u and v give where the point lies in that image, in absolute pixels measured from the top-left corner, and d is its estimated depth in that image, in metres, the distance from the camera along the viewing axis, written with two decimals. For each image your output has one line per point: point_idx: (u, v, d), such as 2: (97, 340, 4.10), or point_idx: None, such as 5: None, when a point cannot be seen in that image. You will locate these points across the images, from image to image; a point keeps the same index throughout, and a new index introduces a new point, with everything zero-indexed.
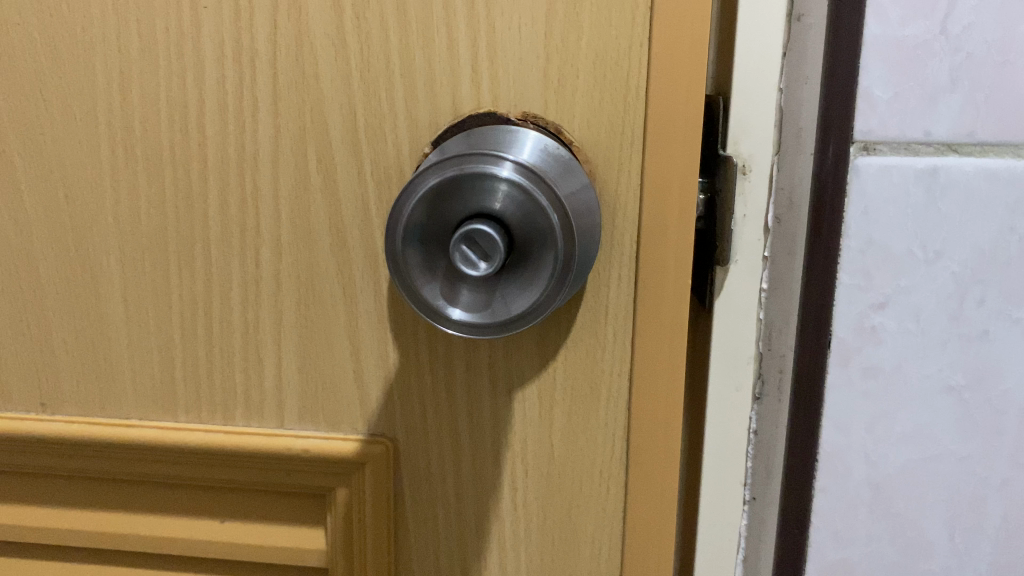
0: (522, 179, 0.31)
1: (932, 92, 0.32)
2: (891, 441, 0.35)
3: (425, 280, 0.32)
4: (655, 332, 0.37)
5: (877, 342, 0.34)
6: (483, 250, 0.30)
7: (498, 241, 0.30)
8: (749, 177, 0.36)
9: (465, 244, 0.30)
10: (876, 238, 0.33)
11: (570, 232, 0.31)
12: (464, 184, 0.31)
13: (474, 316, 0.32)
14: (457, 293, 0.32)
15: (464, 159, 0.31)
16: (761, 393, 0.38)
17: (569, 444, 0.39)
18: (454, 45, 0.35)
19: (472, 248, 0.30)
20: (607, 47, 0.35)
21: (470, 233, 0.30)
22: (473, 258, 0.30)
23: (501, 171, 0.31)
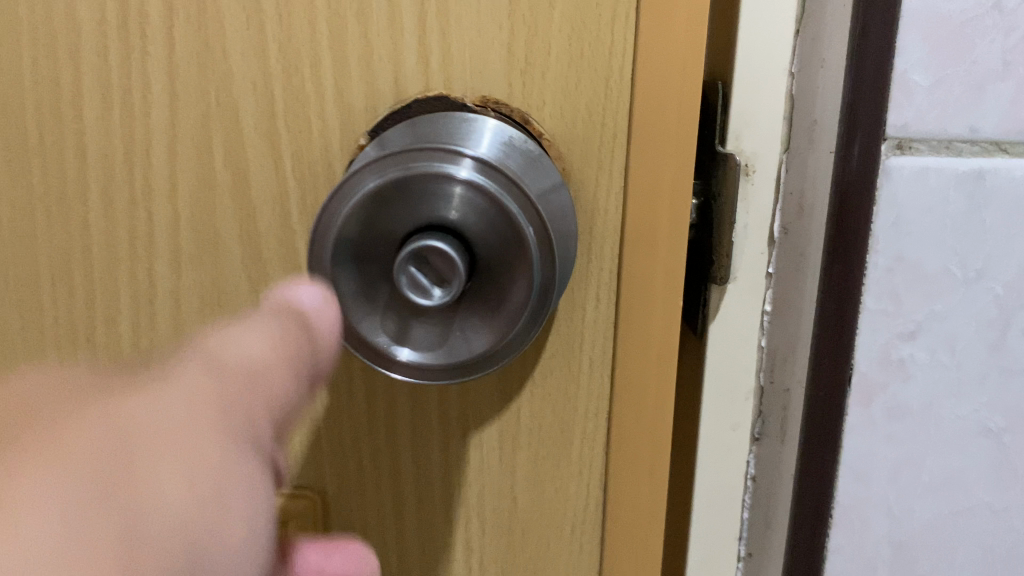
0: (486, 180, 0.25)
1: (979, 78, 0.26)
2: (917, 493, 0.30)
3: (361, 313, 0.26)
4: (639, 364, 0.31)
5: (905, 378, 0.29)
6: (438, 272, 0.24)
7: (458, 260, 0.24)
8: (752, 179, 0.30)
9: (414, 265, 0.24)
10: (907, 254, 0.28)
11: (550, 247, 0.25)
12: (410, 187, 0.24)
13: (427, 355, 0.26)
14: (407, 327, 0.26)
15: (410, 154, 0.25)
16: (760, 433, 0.32)
17: (536, 495, 0.33)
18: (396, 9, 0.28)
19: (422, 271, 0.24)
20: (587, 17, 0.28)
21: (419, 251, 0.23)
22: (425, 284, 0.24)
23: (460, 169, 0.25)
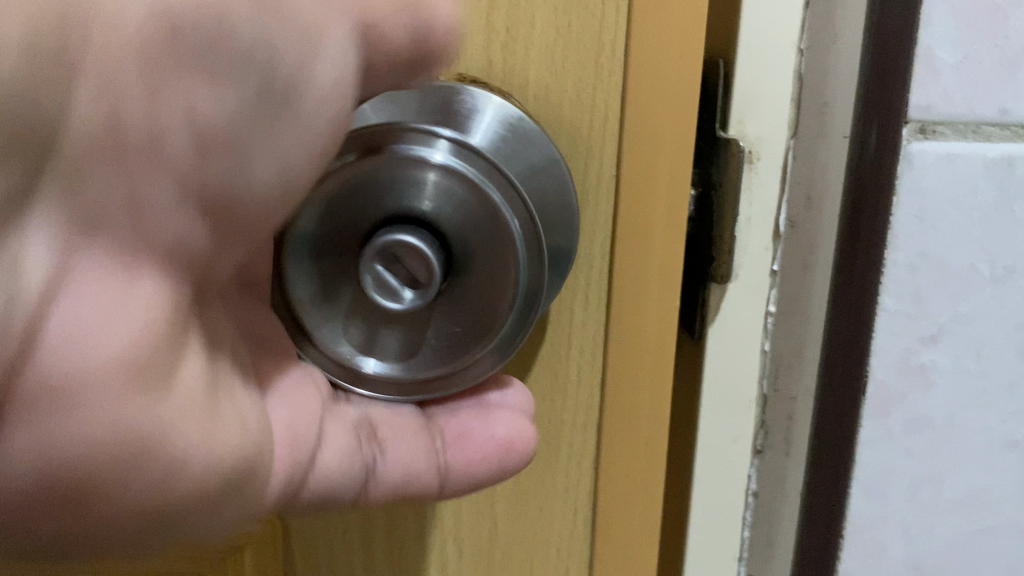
0: (465, 165, 0.22)
1: (1012, 55, 0.24)
2: (937, 512, 0.27)
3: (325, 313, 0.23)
4: (633, 371, 0.28)
5: (927, 386, 0.26)
6: (409, 272, 0.22)
7: (429, 257, 0.22)
8: (756, 167, 0.27)
9: (382, 263, 0.22)
10: (932, 251, 0.25)
11: (536, 247, 0.22)
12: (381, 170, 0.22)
13: (397, 367, 0.23)
14: (375, 333, 0.23)
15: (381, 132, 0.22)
16: (763, 446, 0.30)
17: (518, 514, 0.30)
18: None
19: (392, 271, 0.22)
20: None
21: (387, 248, 0.22)
22: (394, 285, 0.22)
23: (435, 152, 0.22)
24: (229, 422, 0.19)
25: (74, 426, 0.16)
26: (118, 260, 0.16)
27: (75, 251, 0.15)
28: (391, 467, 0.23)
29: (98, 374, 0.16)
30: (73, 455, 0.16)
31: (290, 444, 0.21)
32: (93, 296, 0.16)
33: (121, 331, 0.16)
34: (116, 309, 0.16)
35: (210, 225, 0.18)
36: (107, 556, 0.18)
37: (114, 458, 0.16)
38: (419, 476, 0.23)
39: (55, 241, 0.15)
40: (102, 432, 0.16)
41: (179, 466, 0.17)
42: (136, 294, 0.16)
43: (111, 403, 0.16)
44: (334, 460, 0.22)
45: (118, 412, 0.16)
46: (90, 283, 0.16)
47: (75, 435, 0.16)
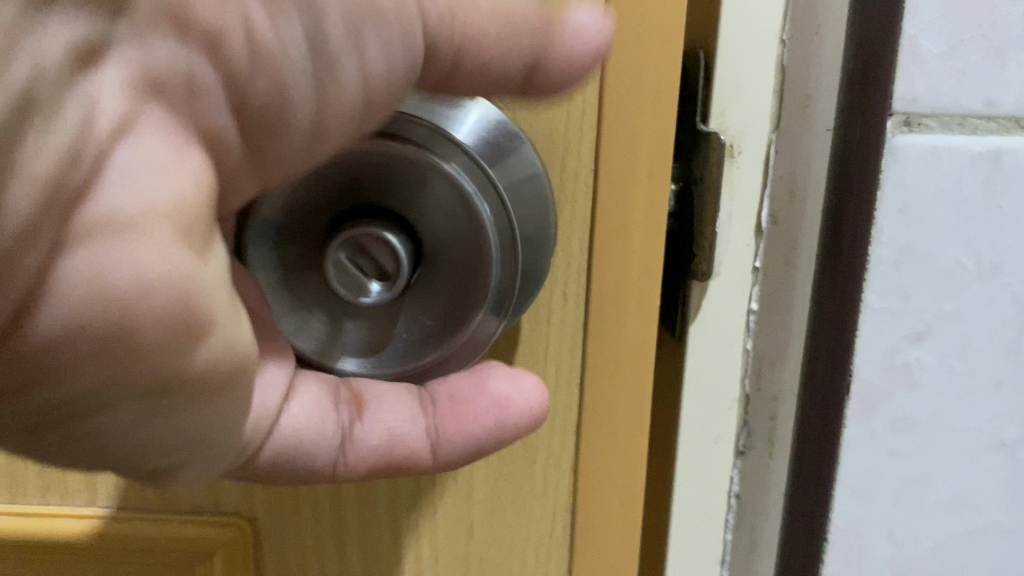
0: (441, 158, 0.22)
1: (999, 46, 0.23)
2: (923, 515, 0.27)
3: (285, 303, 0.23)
4: (613, 370, 0.27)
5: (911, 385, 0.25)
6: (378, 264, 0.22)
7: (399, 248, 0.22)
8: (737, 160, 0.26)
9: (347, 254, 0.22)
10: (916, 246, 0.24)
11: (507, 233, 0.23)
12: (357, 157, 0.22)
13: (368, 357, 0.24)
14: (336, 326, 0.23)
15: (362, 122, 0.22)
16: (745, 447, 0.29)
17: (494, 518, 0.29)
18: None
19: (358, 262, 0.22)
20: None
21: (354, 238, 0.22)
22: (364, 276, 0.22)
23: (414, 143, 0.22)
24: (241, 332, 0.16)
25: (119, 272, 0.14)
26: (178, 135, 0.14)
27: (144, 105, 0.13)
28: (376, 425, 0.22)
29: (151, 224, 0.14)
30: (132, 326, 0.14)
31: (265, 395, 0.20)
32: (155, 154, 0.13)
33: (177, 195, 0.14)
34: (171, 176, 0.14)
35: (240, 130, 0.16)
36: (106, 467, 0.16)
37: (163, 324, 0.14)
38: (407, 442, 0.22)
39: (126, 79, 0.13)
40: (137, 285, 0.14)
41: (205, 330, 0.15)
42: (204, 177, 0.14)
43: (160, 263, 0.14)
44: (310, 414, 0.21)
45: (175, 282, 0.14)
46: (144, 145, 0.13)
47: (118, 282, 0.14)
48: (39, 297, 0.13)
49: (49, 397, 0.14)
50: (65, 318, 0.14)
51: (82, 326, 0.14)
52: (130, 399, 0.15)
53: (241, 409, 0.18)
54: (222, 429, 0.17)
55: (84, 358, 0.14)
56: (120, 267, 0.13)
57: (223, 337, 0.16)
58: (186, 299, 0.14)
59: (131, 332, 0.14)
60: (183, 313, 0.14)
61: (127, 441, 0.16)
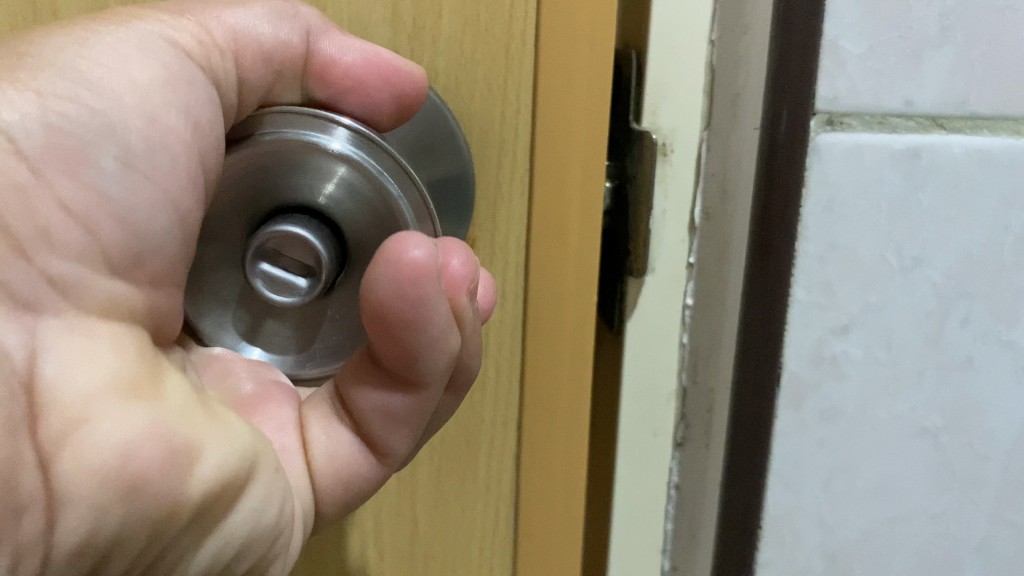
0: (361, 155, 0.22)
1: (915, 45, 0.24)
2: (853, 501, 0.27)
3: (208, 306, 0.24)
4: (550, 366, 0.28)
5: (839, 376, 0.26)
6: (299, 259, 0.22)
7: (315, 244, 0.22)
8: (670, 159, 0.27)
9: (267, 261, 0.22)
10: (840, 242, 0.25)
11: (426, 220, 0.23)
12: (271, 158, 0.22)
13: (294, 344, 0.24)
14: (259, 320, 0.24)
15: (271, 116, 0.22)
16: (683, 438, 0.30)
17: (439, 516, 0.29)
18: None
19: (279, 266, 0.22)
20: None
21: (273, 243, 0.22)
22: (288, 275, 0.22)
23: (333, 139, 0.22)
24: (237, 428, 0.21)
25: (103, 450, 0.17)
26: (81, 321, 0.18)
27: (37, 319, 0.18)
28: (373, 418, 0.22)
29: (96, 405, 0.18)
30: (111, 494, 0.17)
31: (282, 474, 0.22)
32: (69, 348, 0.18)
33: (115, 365, 0.18)
34: (98, 358, 0.18)
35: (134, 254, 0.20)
36: None
37: (141, 463, 0.18)
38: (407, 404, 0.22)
39: (9, 316, 0.17)
40: (122, 451, 0.17)
41: (194, 453, 0.19)
42: (123, 342, 0.19)
43: (126, 430, 0.18)
44: (334, 443, 0.23)
45: (144, 433, 0.18)
46: (61, 350, 0.18)
47: (103, 458, 0.17)
48: (55, 508, 0.17)
49: (125, 564, 0.18)
50: (86, 517, 0.17)
51: (105, 515, 0.17)
52: (179, 536, 0.19)
53: (283, 484, 0.22)
54: (259, 524, 0.20)
55: (127, 532, 0.18)
56: (101, 449, 0.17)
57: (214, 444, 0.19)
58: (169, 440, 0.18)
59: (140, 492, 0.17)
60: (174, 451, 0.18)
61: (207, 560, 0.19)
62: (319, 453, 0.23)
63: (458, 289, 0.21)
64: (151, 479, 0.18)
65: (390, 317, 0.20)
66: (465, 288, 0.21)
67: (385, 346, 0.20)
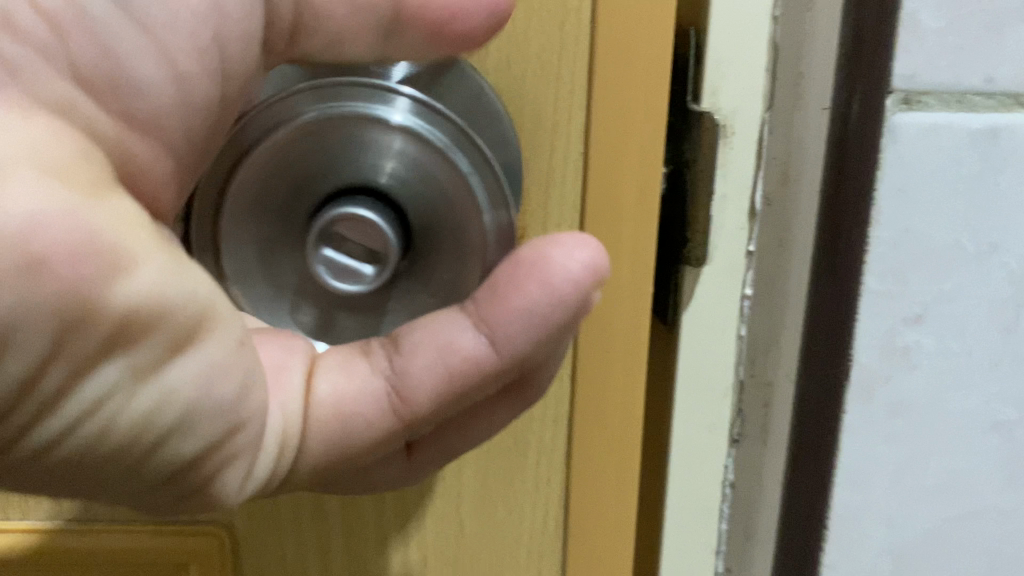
0: (424, 128, 0.21)
1: (997, 19, 0.22)
2: (921, 498, 0.26)
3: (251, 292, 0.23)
4: (604, 360, 0.27)
5: (910, 369, 0.25)
6: (364, 241, 0.21)
7: (380, 224, 0.21)
8: (730, 142, 0.26)
9: (330, 246, 0.21)
10: (915, 228, 0.24)
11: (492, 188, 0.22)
12: (327, 128, 0.21)
13: (355, 332, 0.23)
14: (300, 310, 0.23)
15: (330, 84, 0.21)
16: (739, 435, 0.29)
17: (485, 517, 0.28)
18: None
19: (343, 251, 0.21)
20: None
21: (336, 226, 0.21)
22: (353, 261, 0.21)
23: (394, 112, 0.21)
24: (192, 265, 0.17)
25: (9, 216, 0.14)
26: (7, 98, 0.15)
27: None
28: (421, 357, 0.20)
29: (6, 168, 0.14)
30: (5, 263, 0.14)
31: (278, 390, 0.20)
32: None
33: (36, 136, 0.15)
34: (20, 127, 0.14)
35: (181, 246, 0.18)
36: (101, 460, 0.16)
37: (62, 240, 0.14)
38: (460, 371, 0.20)
39: None
40: (27, 224, 0.14)
41: (126, 260, 0.15)
42: (57, 127, 0.15)
43: (40, 201, 0.14)
44: (346, 386, 0.21)
45: (63, 217, 0.14)
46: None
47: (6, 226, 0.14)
48: None
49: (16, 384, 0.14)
50: None
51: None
52: (93, 361, 0.15)
53: (250, 365, 0.19)
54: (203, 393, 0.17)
55: (21, 321, 0.14)
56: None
57: (157, 263, 0.16)
58: (95, 237, 0.15)
59: (39, 276, 0.14)
60: (95, 244, 0.15)
61: (133, 411, 0.16)
62: (323, 392, 0.21)
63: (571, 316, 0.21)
64: (60, 262, 0.14)
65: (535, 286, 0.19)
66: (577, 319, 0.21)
67: (519, 317, 0.20)
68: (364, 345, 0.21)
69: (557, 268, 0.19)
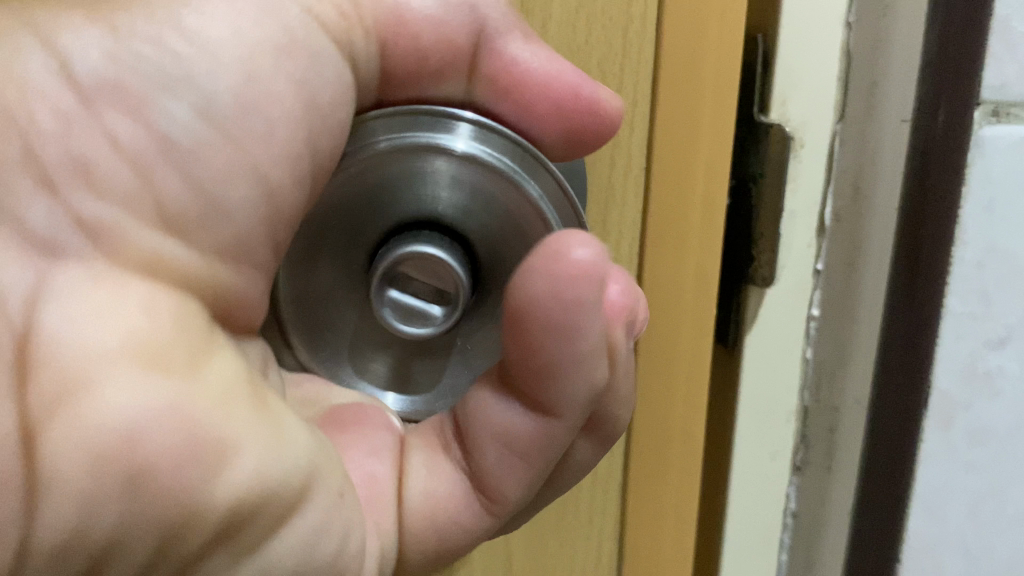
0: (488, 152, 0.20)
1: None
2: (1000, 529, 0.25)
3: (324, 329, 0.22)
4: (664, 385, 0.25)
5: (992, 395, 0.24)
6: (433, 280, 0.20)
7: (448, 263, 0.20)
8: (800, 156, 0.24)
9: (395, 288, 0.20)
10: (1001, 247, 0.23)
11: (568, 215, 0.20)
12: (385, 166, 0.20)
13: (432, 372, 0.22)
14: (374, 345, 0.22)
15: (384, 117, 0.19)
16: (802, 463, 0.27)
17: (536, 553, 0.26)
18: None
19: (409, 292, 0.21)
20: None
21: (403, 268, 0.20)
22: (420, 304, 0.20)
23: (455, 136, 0.19)
24: (295, 432, 0.17)
25: (105, 428, 0.14)
26: (104, 271, 0.15)
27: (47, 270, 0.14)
28: (487, 445, 0.19)
29: (104, 369, 0.14)
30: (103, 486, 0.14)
31: (373, 508, 0.19)
32: (82, 301, 0.14)
33: (146, 324, 0.15)
34: (114, 309, 0.14)
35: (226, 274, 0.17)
36: None
37: (163, 444, 0.14)
38: (531, 435, 0.19)
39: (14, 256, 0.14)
40: (128, 434, 0.14)
41: (224, 454, 0.15)
42: (159, 300, 0.15)
43: (139, 407, 0.14)
44: (434, 483, 0.20)
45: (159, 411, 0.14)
46: (68, 303, 0.14)
47: (105, 438, 0.14)
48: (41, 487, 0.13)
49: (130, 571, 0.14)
50: (74, 510, 0.13)
51: (101, 491, 0.14)
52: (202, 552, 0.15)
53: (344, 512, 0.18)
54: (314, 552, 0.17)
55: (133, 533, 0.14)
56: (98, 422, 0.14)
57: (252, 444, 0.16)
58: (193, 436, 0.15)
59: (146, 487, 0.14)
60: (193, 447, 0.14)
61: None
62: (414, 490, 0.20)
63: (614, 318, 0.19)
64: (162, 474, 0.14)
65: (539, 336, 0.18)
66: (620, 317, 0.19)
67: (544, 370, 0.18)
68: (442, 428, 0.21)
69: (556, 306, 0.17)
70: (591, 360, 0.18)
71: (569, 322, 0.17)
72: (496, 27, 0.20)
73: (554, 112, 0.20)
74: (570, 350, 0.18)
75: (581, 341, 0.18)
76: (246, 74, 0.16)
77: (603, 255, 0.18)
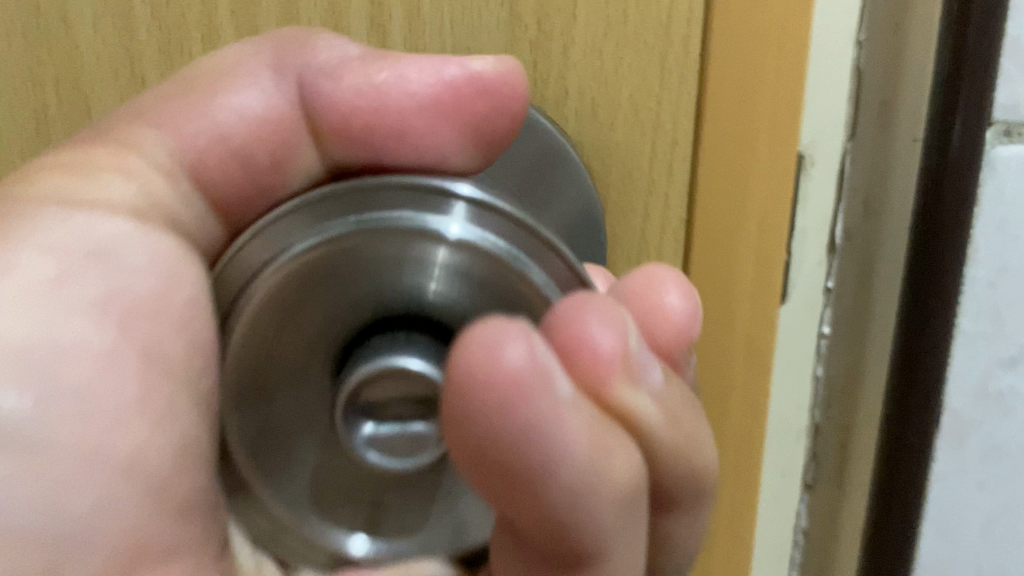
0: (487, 234, 0.16)
1: None
2: (1014, 548, 0.25)
3: (272, 468, 0.18)
4: None
5: (1005, 414, 0.24)
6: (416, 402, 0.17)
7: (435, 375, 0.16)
8: (812, 174, 0.24)
9: (368, 413, 0.17)
10: (1014, 267, 0.23)
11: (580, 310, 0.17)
12: (357, 259, 0.16)
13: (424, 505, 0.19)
14: (343, 491, 0.18)
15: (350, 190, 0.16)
16: (813, 479, 0.28)
17: None
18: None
19: (385, 420, 0.17)
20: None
21: (376, 387, 0.16)
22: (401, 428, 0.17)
23: (449, 220, 0.16)
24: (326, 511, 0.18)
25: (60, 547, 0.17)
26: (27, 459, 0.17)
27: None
28: None
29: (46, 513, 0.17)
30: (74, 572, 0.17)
31: None
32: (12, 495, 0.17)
33: (74, 475, 0.17)
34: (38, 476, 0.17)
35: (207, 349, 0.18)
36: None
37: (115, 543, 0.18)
38: None
39: None
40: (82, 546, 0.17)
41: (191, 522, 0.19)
42: (110, 520, 0.18)
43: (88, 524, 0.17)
44: None
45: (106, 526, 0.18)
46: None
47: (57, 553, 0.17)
48: None
49: None
50: None
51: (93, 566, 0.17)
52: None
53: None
54: None
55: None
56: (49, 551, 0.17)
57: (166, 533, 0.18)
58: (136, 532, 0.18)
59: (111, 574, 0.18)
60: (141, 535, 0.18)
61: None
62: None
63: (603, 374, 0.14)
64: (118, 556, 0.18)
65: (514, 467, 0.13)
66: (613, 364, 0.14)
67: (547, 505, 0.14)
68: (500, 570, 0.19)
69: (518, 426, 0.13)
70: (589, 457, 0.14)
71: (518, 416, 0.13)
72: (319, 67, 0.19)
73: (435, 112, 0.18)
74: (548, 453, 0.13)
75: (555, 439, 0.13)
76: (61, 255, 0.18)
77: (532, 336, 0.13)
